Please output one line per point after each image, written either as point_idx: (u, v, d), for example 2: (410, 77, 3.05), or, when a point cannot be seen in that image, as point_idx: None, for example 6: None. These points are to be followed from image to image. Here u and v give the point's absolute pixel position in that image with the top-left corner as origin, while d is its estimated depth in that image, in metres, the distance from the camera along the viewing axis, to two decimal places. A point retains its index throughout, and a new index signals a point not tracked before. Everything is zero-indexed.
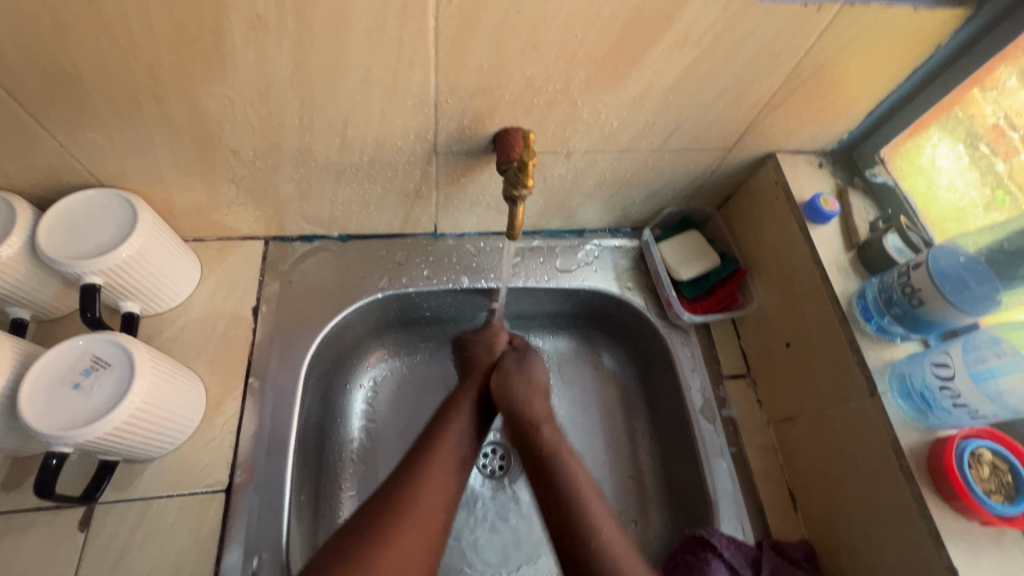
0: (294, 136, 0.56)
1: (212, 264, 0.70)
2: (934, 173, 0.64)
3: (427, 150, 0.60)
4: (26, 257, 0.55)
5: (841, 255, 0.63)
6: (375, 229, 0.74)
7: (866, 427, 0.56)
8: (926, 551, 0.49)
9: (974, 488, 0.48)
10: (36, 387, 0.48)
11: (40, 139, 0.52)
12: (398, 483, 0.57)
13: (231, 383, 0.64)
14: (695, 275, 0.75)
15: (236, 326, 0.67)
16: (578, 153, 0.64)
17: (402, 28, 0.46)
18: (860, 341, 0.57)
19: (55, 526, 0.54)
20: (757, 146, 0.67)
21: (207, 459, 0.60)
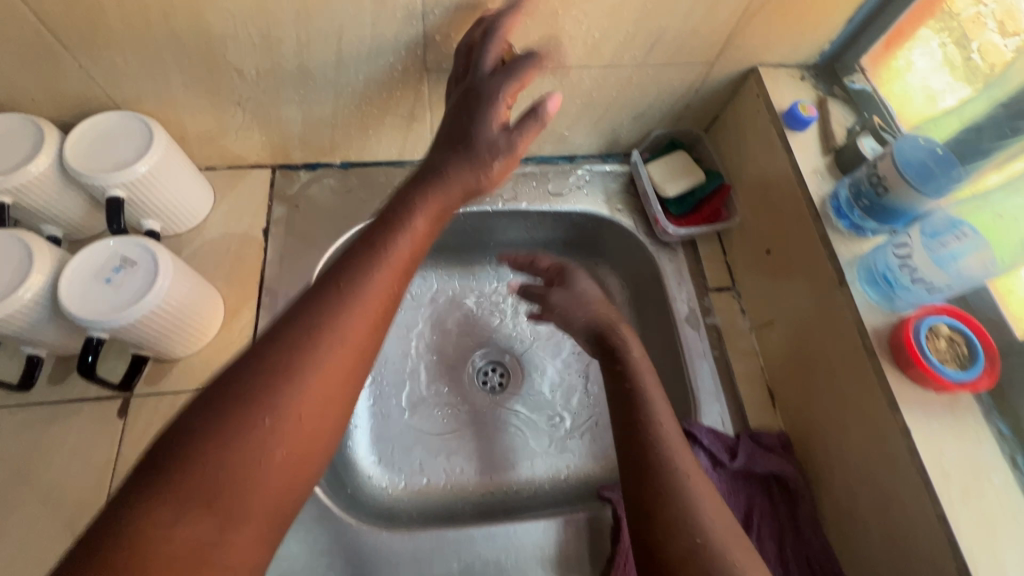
0: (293, 53, 0.60)
1: (224, 190, 0.75)
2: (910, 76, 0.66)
3: (419, 68, 0.64)
4: (55, 175, 0.60)
5: (818, 160, 0.65)
6: (374, 156, 0.78)
7: (835, 316, 0.59)
8: (884, 418, 0.53)
9: (928, 357, 0.52)
10: (73, 282, 0.54)
11: (63, 61, 0.57)
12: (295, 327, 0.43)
13: (246, 295, 0.70)
14: (682, 192, 0.77)
15: (249, 245, 0.73)
16: (563, 68, 0.67)
17: None
18: (831, 236, 0.60)
19: (97, 413, 0.61)
20: (740, 59, 0.69)
21: (228, 359, 0.66)
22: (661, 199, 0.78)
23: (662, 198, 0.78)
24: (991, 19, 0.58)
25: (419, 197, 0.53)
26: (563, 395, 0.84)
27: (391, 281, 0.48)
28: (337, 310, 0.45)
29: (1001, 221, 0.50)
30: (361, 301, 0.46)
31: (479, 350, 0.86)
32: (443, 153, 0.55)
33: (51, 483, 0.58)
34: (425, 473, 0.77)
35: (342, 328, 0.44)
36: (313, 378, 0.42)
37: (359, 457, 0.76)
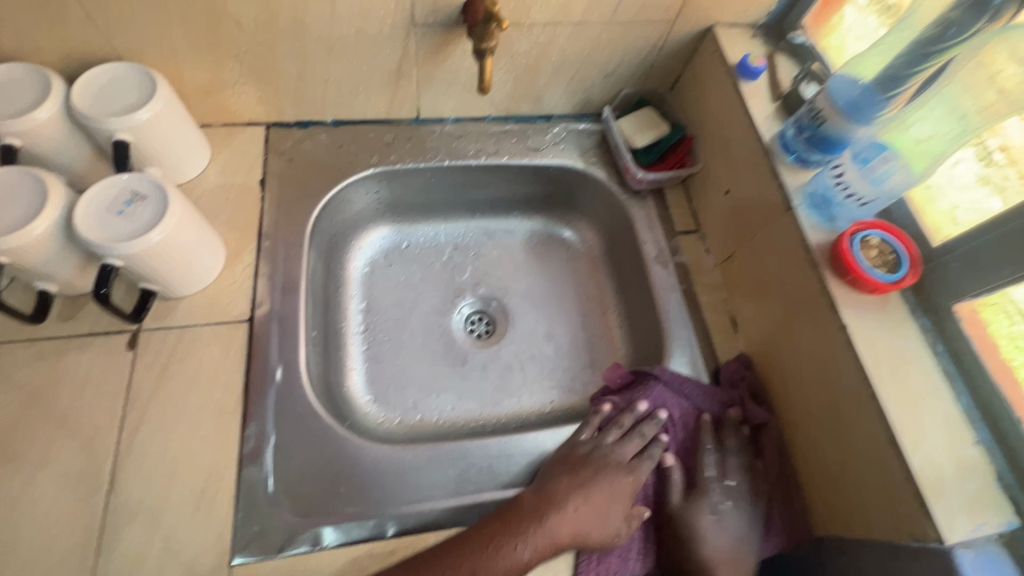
0: (289, 6, 0.64)
1: (221, 145, 0.79)
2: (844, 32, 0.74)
3: (407, 23, 0.69)
4: (61, 121, 0.64)
5: (767, 105, 0.73)
6: (363, 114, 0.83)
7: (785, 238, 0.67)
8: (827, 320, 0.61)
9: (861, 262, 0.59)
10: (87, 213, 0.58)
11: (69, 9, 0.61)
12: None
13: (246, 239, 0.74)
14: (650, 143, 0.84)
15: (246, 195, 0.77)
16: (539, 26, 0.73)
17: None
18: (779, 168, 0.68)
19: (106, 345, 0.64)
20: (697, 18, 0.77)
21: (231, 296, 0.70)
22: (631, 150, 0.85)
23: (633, 148, 0.84)
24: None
25: (523, 539, 0.57)
26: (546, 339, 0.90)
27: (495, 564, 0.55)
28: None
29: (925, 145, 0.57)
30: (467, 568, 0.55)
31: (466, 300, 0.92)
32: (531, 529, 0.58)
33: (65, 406, 0.61)
34: (417, 410, 0.82)
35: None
36: None
37: (356, 394, 0.80)
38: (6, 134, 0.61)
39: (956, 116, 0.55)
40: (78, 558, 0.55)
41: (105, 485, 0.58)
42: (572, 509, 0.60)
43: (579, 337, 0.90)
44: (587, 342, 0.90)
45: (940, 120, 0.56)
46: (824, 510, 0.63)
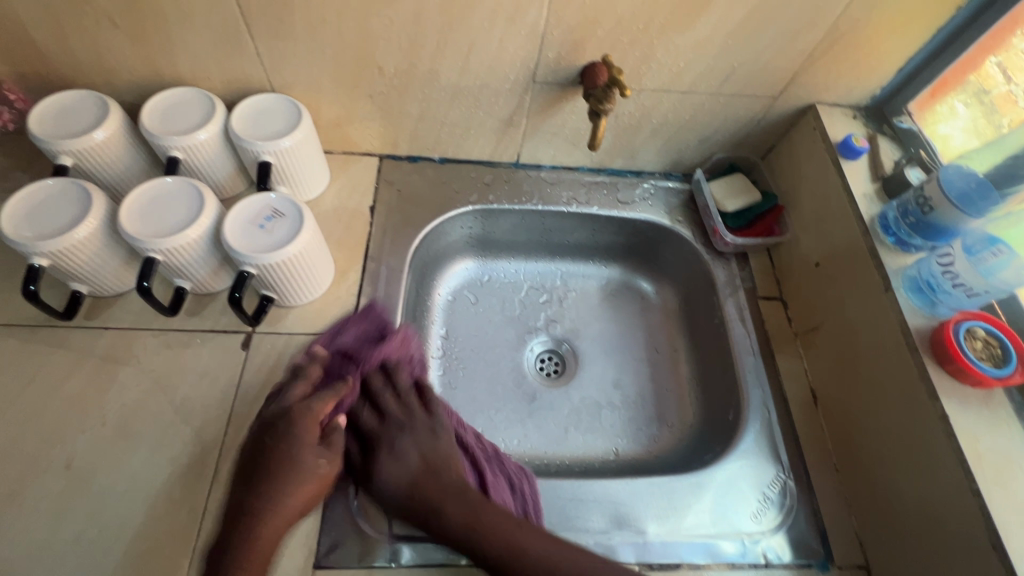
0: (428, 58, 0.71)
1: (339, 171, 0.87)
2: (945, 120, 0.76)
3: (528, 79, 0.75)
4: (217, 140, 0.72)
5: (867, 185, 0.74)
6: (468, 155, 0.90)
7: (880, 318, 0.67)
8: (923, 407, 0.60)
9: (966, 352, 0.59)
10: (233, 225, 0.65)
11: (245, 45, 0.69)
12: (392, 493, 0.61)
13: (353, 259, 0.80)
14: (739, 208, 0.86)
15: (357, 219, 0.83)
16: (647, 91, 0.78)
17: None
18: (879, 249, 0.68)
19: (224, 343, 0.70)
20: (800, 96, 0.80)
21: (336, 311, 0.75)
22: (719, 212, 0.87)
23: (721, 211, 0.87)
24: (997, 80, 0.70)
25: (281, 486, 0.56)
26: (613, 388, 0.91)
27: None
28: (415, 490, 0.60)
29: None
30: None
31: (539, 338, 0.94)
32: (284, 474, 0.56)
33: (184, 395, 0.66)
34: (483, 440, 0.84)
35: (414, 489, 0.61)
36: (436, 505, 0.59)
37: None
38: (173, 147, 0.70)
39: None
40: (180, 540, 0.59)
41: (210, 474, 0.62)
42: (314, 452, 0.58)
43: (646, 389, 0.91)
44: (654, 395, 0.90)
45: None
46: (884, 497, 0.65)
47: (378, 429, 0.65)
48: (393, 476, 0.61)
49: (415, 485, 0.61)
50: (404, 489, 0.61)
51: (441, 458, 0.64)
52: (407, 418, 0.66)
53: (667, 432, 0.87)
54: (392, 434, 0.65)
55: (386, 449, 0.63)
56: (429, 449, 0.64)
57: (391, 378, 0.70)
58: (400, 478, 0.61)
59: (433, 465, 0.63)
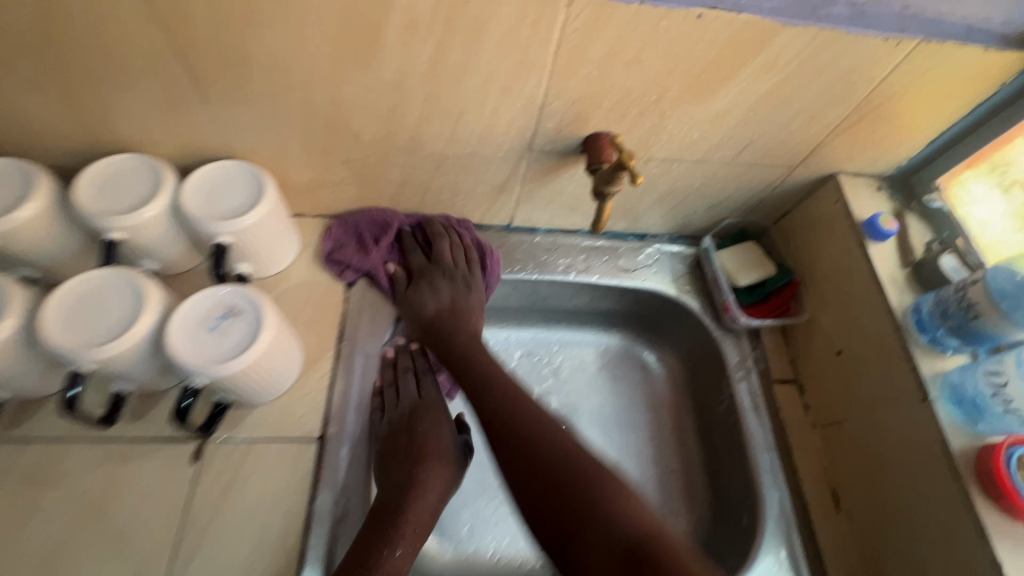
0: (410, 126, 0.63)
1: (311, 238, 0.78)
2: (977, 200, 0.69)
3: (523, 148, 0.67)
4: (166, 216, 0.62)
5: (897, 271, 0.68)
6: (455, 219, 0.81)
7: (916, 431, 0.60)
8: (972, 544, 0.53)
9: (1020, 487, 0.52)
10: (180, 328, 0.55)
11: (196, 111, 0.60)
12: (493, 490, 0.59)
13: (324, 345, 0.70)
14: (754, 283, 0.79)
15: (330, 295, 0.74)
16: (656, 160, 0.70)
17: (531, 36, 0.52)
18: (913, 349, 0.62)
19: (172, 456, 0.61)
20: (820, 166, 0.73)
21: (303, 410, 0.66)
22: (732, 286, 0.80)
23: (733, 285, 0.79)
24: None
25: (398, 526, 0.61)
26: (613, 471, 0.82)
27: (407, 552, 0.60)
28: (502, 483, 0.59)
29: None
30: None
31: None
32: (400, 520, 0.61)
33: (122, 523, 0.57)
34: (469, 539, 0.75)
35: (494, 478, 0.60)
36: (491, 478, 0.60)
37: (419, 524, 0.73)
38: (112, 228, 0.59)
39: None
40: None
41: None
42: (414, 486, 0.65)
43: (647, 474, 0.82)
44: (658, 481, 0.82)
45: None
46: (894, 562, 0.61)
47: (413, 274, 0.76)
48: (421, 301, 0.73)
49: (439, 315, 0.73)
50: (421, 327, 0.73)
51: (471, 316, 0.74)
52: (447, 265, 0.75)
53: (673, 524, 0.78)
54: (433, 275, 0.74)
55: (429, 297, 0.73)
56: (460, 300, 0.74)
57: (407, 252, 0.77)
58: (430, 302, 0.73)
59: (459, 310, 0.73)
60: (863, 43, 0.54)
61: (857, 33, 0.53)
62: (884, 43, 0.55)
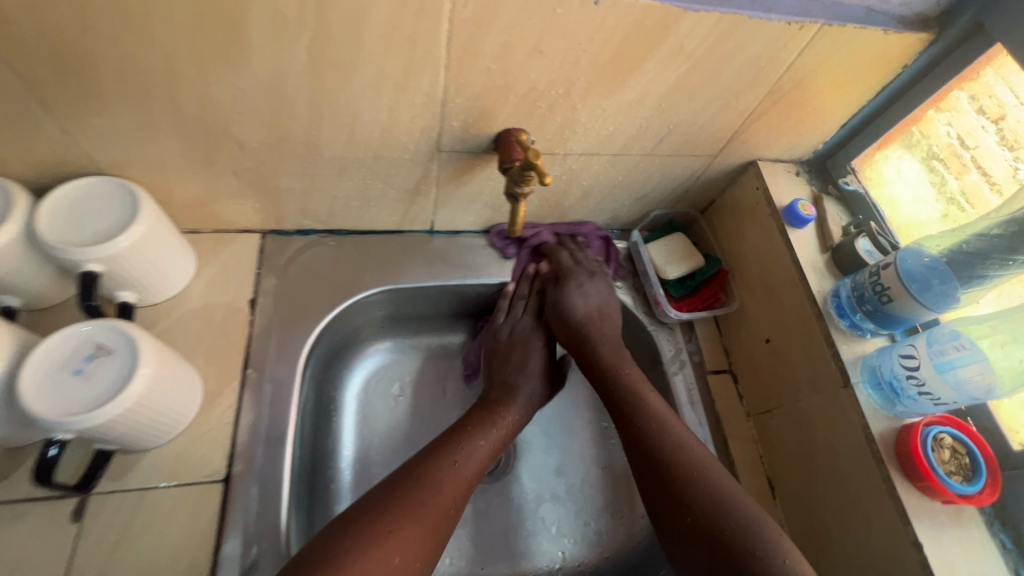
0: (301, 130, 0.57)
1: (209, 256, 0.71)
2: (895, 183, 0.72)
3: (431, 149, 0.62)
4: (20, 244, 0.54)
5: (816, 256, 0.67)
6: (372, 226, 0.76)
7: (840, 418, 0.60)
8: (894, 529, 0.53)
9: (936, 469, 0.52)
10: (35, 377, 0.48)
11: (42, 124, 0.52)
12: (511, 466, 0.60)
13: (227, 375, 0.64)
14: (683, 274, 0.78)
15: (233, 318, 0.68)
16: (574, 154, 0.67)
17: (416, 28, 0.47)
18: (834, 335, 0.61)
19: (48, 517, 0.54)
20: (739, 154, 0.72)
21: (205, 449, 0.60)
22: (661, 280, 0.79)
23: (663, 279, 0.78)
24: (1002, 145, 0.61)
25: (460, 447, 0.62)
26: (557, 474, 0.81)
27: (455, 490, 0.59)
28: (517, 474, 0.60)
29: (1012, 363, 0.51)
30: (403, 539, 0.53)
31: None
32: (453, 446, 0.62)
33: None
34: None
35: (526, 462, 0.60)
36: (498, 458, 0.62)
37: None
38: None
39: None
40: None
41: None
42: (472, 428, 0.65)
43: (591, 474, 0.82)
44: (603, 481, 0.81)
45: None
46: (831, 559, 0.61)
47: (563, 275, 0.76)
48: (570, 299, 0.73)
49: (588, 317, 0.73)
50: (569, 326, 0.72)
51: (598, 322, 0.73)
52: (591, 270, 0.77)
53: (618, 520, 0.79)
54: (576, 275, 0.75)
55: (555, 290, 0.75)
56: (605, 303, 0.75)
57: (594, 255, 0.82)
58: (585, 303, 0.74)
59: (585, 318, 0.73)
60: (766, 28, 0.53)
61: (759, 17, 0.52)
62: (787, 27, 0.53)
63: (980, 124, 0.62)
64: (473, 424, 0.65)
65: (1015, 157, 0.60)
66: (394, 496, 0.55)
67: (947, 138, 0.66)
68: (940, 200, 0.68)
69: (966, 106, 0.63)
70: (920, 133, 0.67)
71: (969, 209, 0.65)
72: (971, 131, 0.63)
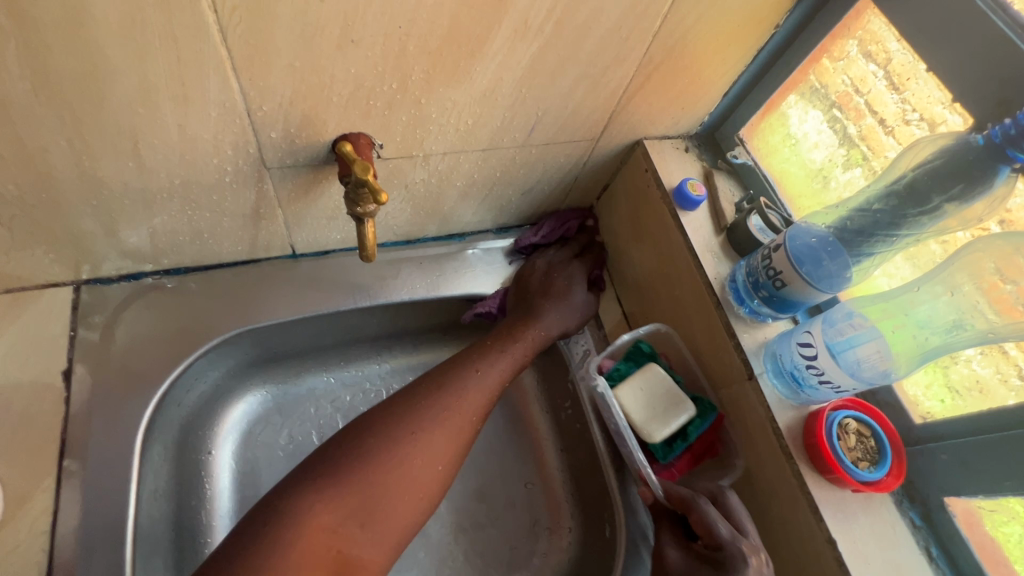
0: (68, 162, 0.45)
1: (2, 324, 0.57)
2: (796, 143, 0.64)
3: (256, 167, 0.51)
4: None
5: (711, 239, 0.63)
6: (217, 259, 0.64)
7: (749, 413, 0.56)
8: (809, 527, 0.50)
9: (843, 459, 0.50)
10: None
11: None
12: (472, 398, 0.59)
13: (38, 471, 0.52)
14: (672, 432, 0.59)
15: (42, 397, 0.55)
16: (437, 155, 0.58)
17: (172, 24, 0.36)
18: (735, 325, 0.57)
19: None
20: (624, 134, 0.66)
21: (10, 573, 0.48)
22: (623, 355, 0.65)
23: (624, 354, 0.65)
24: (894, 90, 0.53)
25: (457, 383, 0.59)
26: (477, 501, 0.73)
27: (471, 410, 0.59)
28: (469, 392, 0.59)
29: (908, 335, 0.48)
30: (417, 454, 0.53)
31: None
32: (453, 383, 0.59)
33: None
34: None
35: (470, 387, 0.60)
36: (482, 386, 0.61)
37: None
38: None
39: (956, 324, 0.46)
40: None
41: None
42: (474, 365, 0.62)
43: (513, 495, 0.75)
44: (526, 500, 0.74)
45: (939, 321, 0.47)
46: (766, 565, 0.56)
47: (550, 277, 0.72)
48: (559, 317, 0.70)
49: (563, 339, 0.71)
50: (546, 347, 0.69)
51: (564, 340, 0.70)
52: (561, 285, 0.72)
53: (543, 541, 0.72)
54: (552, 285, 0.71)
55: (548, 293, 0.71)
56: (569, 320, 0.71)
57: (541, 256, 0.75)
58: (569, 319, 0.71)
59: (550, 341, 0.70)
60: None
61: None
62: None
63: (869, 68, 0.55)
64: (481, 354, 0.64)
65: (907, 99, 0.53)
66: (392, 421, 0.54)
67: (842, 85, 0.58)
68: (839, 146, 0.60)
69: (856, 52, 0.56)
70: (815, 79, 0.60)
71: (875, 157, 0.57)
72: (866, 76, 0.56)
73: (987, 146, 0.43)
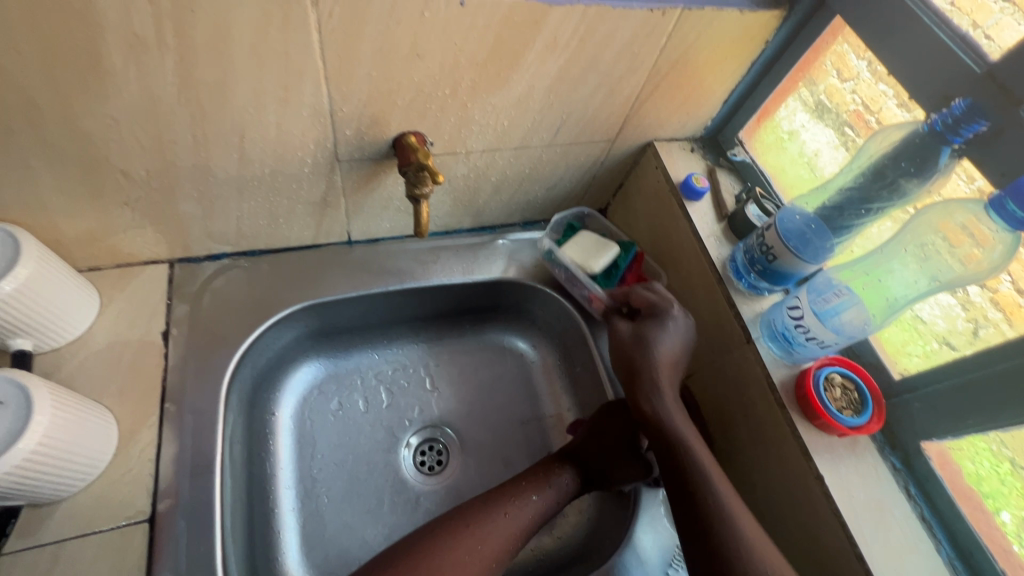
0: (188, 153, 0.56)
1: (112, 292, 0.68)
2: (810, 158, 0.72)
3: (330, 160, 0.62)
4: None
5: (714, 226, 0.72)
6: (286, 242, 0.75)
7: (746, 372, 0.64)
8: (802, 464, 0.57)
9: (828, 406, 0.57)
10: None
11: None
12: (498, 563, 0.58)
13: (144, 412, 0.62)
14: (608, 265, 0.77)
15: (146, 353, 0.65)
16: (476, 152, 0.69)
17: (286, 42, 0.47)
18: (735, 297, 0.66)
19: None
20: (636, 136, 0.75)
21: (124, 492, 0.58)
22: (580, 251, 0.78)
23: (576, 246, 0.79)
24: (901, 107, 0.61)
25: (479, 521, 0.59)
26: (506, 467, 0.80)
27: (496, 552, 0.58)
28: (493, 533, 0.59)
29: (880, 295, 0.57)
30: None
31: (414, 430, 0.82)
32: (474, 525, 0.59)
33: None
34: None
35: (490, 526, 0.59)
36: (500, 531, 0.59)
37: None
38: None
39: (922, 279, 0.55)
40: None
41: None
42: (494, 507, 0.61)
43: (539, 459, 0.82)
44: None
45: (907, 277, 0.56)
46: (772, 505, 0.62)
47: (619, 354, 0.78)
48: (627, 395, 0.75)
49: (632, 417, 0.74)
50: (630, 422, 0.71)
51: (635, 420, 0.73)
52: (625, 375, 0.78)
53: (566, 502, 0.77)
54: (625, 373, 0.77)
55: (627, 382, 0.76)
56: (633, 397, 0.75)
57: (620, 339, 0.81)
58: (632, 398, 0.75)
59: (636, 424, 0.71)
60: (631, 16, 0.56)
61: (622, 8, 0.55)
62: (650, 14, 0.56)
63: (879, 88, 0.62)
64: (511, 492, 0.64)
65: (916, 117, 0.60)
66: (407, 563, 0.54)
67: (853, 105, 0.66)
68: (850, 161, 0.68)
69: (867, 74, 0.63)
70: (831, 98, 0.68)
71: None
72: (875, 96, 0.63)
73: (930, 133, 0.53)
